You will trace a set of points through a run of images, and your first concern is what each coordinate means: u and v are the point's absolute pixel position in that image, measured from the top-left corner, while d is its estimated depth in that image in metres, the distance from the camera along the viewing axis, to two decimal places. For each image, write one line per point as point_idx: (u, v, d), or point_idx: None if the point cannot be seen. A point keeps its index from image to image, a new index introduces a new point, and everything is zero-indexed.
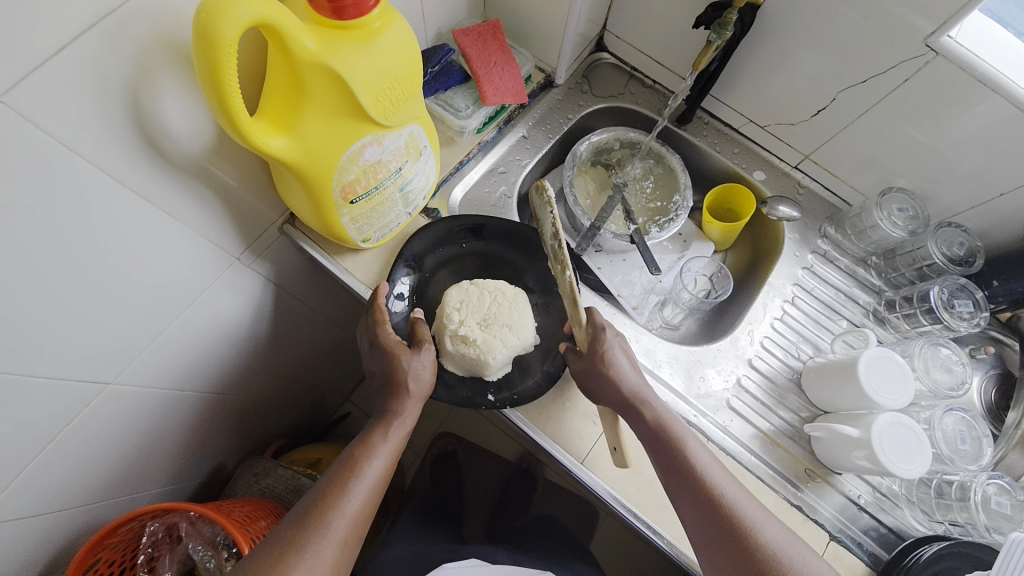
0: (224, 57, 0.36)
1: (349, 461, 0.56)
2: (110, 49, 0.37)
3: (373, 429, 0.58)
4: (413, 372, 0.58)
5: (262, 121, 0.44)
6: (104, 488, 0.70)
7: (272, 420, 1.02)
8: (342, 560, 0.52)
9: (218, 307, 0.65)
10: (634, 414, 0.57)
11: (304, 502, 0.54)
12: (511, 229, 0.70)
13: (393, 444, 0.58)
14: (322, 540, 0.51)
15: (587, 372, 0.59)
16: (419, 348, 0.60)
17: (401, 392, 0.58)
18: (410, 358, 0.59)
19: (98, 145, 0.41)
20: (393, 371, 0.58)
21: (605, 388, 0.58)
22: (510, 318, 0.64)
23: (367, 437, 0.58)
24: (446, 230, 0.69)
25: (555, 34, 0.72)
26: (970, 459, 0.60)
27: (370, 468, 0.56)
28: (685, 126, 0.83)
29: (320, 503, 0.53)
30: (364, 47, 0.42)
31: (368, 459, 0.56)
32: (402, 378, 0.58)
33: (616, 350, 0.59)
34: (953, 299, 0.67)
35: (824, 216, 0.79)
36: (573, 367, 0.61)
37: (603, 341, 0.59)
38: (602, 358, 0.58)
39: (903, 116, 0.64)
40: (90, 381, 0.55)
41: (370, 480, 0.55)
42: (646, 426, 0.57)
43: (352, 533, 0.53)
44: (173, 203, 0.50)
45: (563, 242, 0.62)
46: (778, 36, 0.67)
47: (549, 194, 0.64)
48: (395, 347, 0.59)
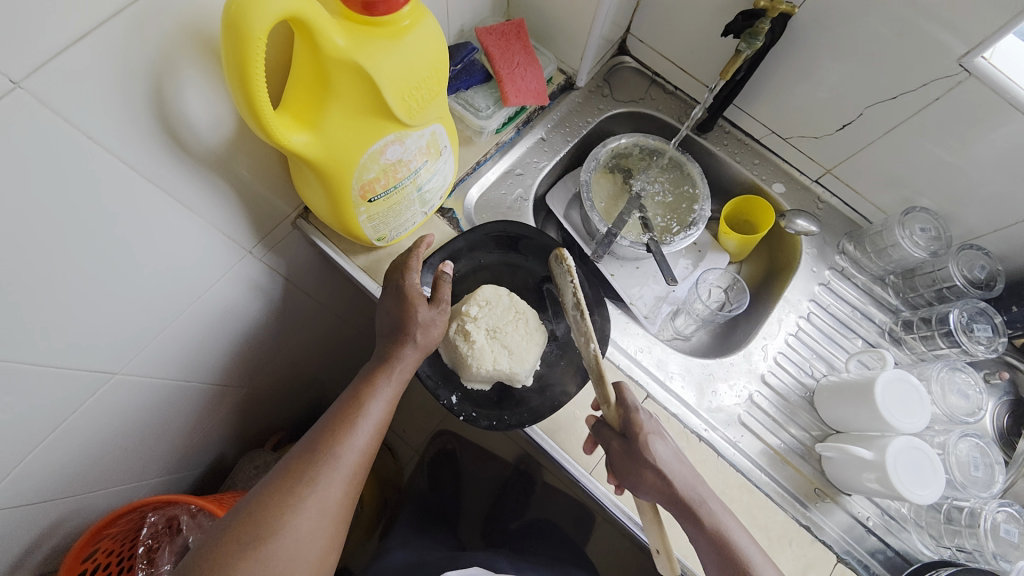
0: (253, 51, 0.35)
1: (349, 404, 0.54)
2: (134, 38, 0.36)
3: (374, 371, 0.56)
4: (419, 324, 0.56)
5: (285, 116, 0.43)
6: (105, 477, 0.69)
7: (274, 412, 1.02)
8: (343, 502, 0.52)
9: (227, 299, 0.65)
10: (689, 515, 0.53)
11: (303, 442, 0.53)
12: (546, 247, 0.68)
13: (395, 388, 0.56)
14: (321, 486, 0.50)
15: (629, 462, 0.55)
16: (436, 305, 0.58)
17: (406, 341, 0.56)
18: (423, 311, 0.57)
19: (117, 134, 0.40)
20: (402, 321, 0.56)
21: (649, 485, 0.54)
22: (515, 346, 0.62)
23: (367, 379, 0.56)
24: (475, 240, 0.67)
25: (580, 36, 0.70)
26: (982, 486, 0.59)
27: (370, 408, 0.54)
28: (706, 135, 0.82)
29: (318, 446, 0.52)
30: (392, 45, 0.41)
31: (367, 402, 0.54)
32: (409, 329, 0.56)
33: (655, 435, 0.56)
34: (972, 323, 0.66)
35: (843, 232, 0.78)
36: (611, 452, 0.57)
37: (637, 425, 0.56)
38: (643, 447, 0.55)
39: (930, 135, 0.63)
40: (96, 370, 0.54)
41: (369, 424, 0.54)
42: (702, 531, 0.53)
43: (353, 475, 0.52)
44: (189, 195, 0.49)
45: (585, 314, 0.57)
46: (806, 48, 0.65)
47: (569, 264, 0.61)
48: (413, 297, 0.56)
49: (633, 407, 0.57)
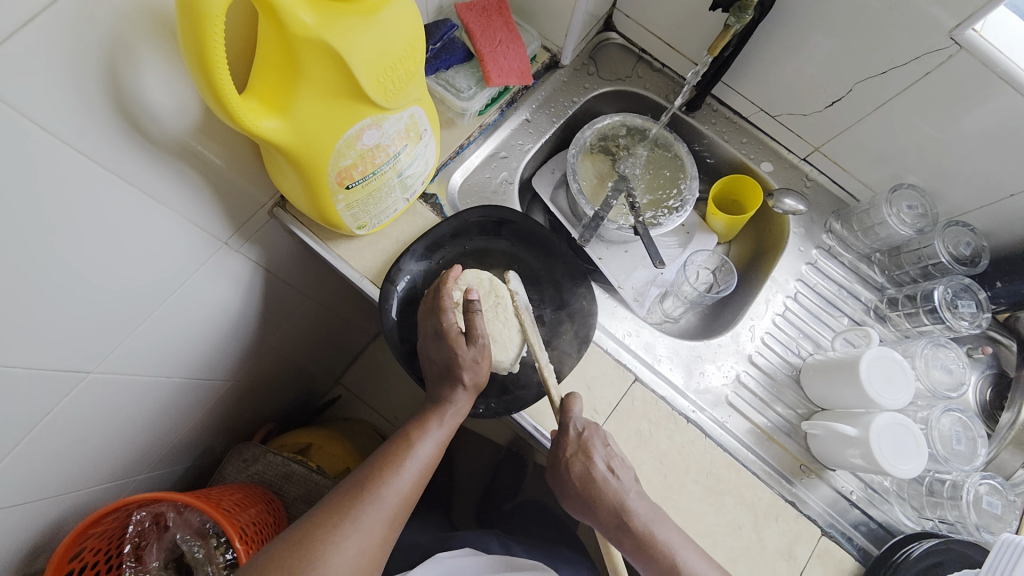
0: (213, 30, 0.32)
1: (402, 442, 0.55)
2: (83, 18, 0.34)
3: (427, 413, 0.57)
4: (471, 364, 0.56)
5: (253, 100, 0.41)
6: (88, 476, 0.68)
7: (262, 403, 1.00)
8: (388, 535, 0.52)
9: (204, 292, 0.63)
10: (619, 530, 0.55)
11: (356, 473, 0.54)
12: (533, 230, 0.67)
13: (445, 433, 0.57)
14: (371, 516, 0.50)
15: (554, 471, 0.59)
16: (474, 342, 0.57)
17: (458, 383, 0.57)
18: (465, 349, 0.56)
19: (73, 123, 0.37)
20: (451, 360, 0.56)
21: (581, 498, 0.58)
22: (496, 334, 0.62)
23: (421, 421, 0.57)
24: (462, 225, 0.66)
25: (564, 12, 0.68)
26: (965, 459, 0.61)
27: (421, 451, 0.55)
28: (694, 114, 0.80)
29: (372, 478, 0.52)
30: (365, 22, 0.39)
31: (420, 442, 0.55)
32: (459, 371, 0.56)
33: (581, 457, 0.56)
34: (956, 299, 0.67)
35: (830, 210, 0.77)
36: (550, 458, 0.61)
37: (564, 445, 0.57)
38: (563, 463, 0.57)
39: (919, 111, 0.62)
40: (68, 370, 0.52)
41: (421, 463, 0.55)
42: (625, 550, 0.55)
43: (399, 512, 0.52)
44: (155, 185, 0.47)
45: (530, 331, 0.62)
46: (796, 22, 0.64)
47: (512, 286, 0.64)
48: (454, 337, 0.56)
49: (570, 424, 0.57)
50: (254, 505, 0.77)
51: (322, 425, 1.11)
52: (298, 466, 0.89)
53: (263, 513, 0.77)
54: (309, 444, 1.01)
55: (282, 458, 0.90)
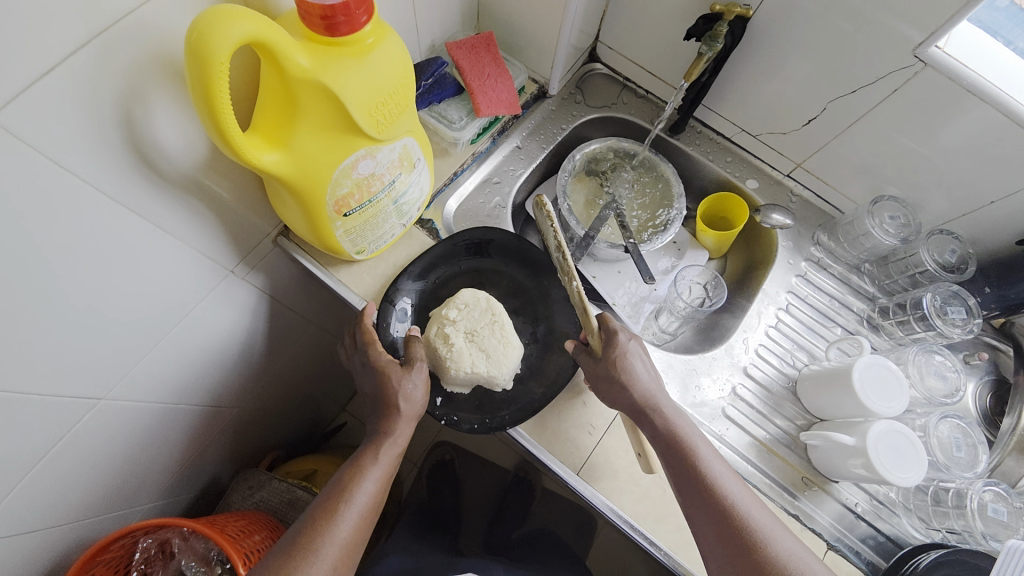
0: (215, 77, 0.36)
1: (341, 486, 0.55)
2: (102, 68, 0.37)
3: (364, 452, 0.58)
4: (406, 392, 0.58)
5: (255, 136, 0.44)
6: (96, 504, 0.69)
7: (267, 432, 1.02)
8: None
9: (212, 320, 0.65)
10: (648, 422, 0.56)
11: (297, 526, 0.54)
12: (519, 247, 0.70)
13: (384, 467, 0.57)
14: (312, 569, 0.50)
15: (597, 373, 0.59)
16: (413, 367, 0.59)
17: (392, 414, 0.57)
18: (402, 377, 0.58)
19: (90, 162, 0.41)
20: (386, 391, 0.58)
21: (611, 393, 0.58)
22: (490, 349, 0.63)
23: (358, 460, 0.57)
24: (447, 249, 0.68)
25: (549, 45, 0.72)
26: (966, 467, 0.60)
27: (361, 491, 0.55)
28: (678, 136, 0.83)
29: (310, 530, 0.52)
30: (356, 63, 0.42)
31: (359, 484, 0.55)
32: (391, 399, 0.57)
33: (628, 356, 0.58)
34: (945, 306, 0.67)
35: (817, 223, 0.79)
36: (585, 367, 0.60)
37: (614, 346, 0.58)
38: (613, 362, 0.57)
39: (892, 125, 0.65)
40: (82, 397, 0.55)
41: (361, 505, 0.55)
42: (658, 434, 0.56)
43: (343, 556, 0.52)
44: (166, 218, 0.50)
45: (568, 256, 0.63)
46: (768, 46, 0.67)
47: (549, 210, 0.65)
48: (384, 366, 0.58)
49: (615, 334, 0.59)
50: (258, 531, 0.77)
51: (327, 453, 1.11)
52: (304, 492, 0.90)
53: (267, 540, 0.77)
54: (314, 471, 1.01)
55: (288, 484, 0.91)
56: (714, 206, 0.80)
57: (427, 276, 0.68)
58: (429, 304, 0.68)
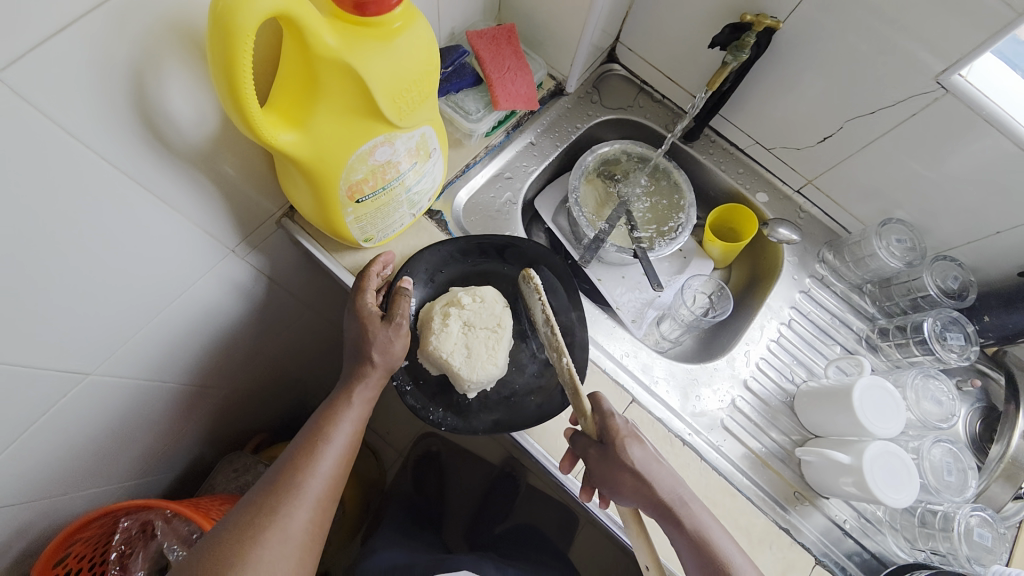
0: (239, 49, 0.34)
1: (315, 431, 0.54)
2: (117, 33, 0.36)
3: (337, 396, 0.56)
4: (382, 344, 0.56)
5: (272, 114, 0.42)
6: (76, 481, 0.67)
7: (253, 415, 1.00)
8: (319, 522, 0.52)
9: (209, 299, 0.63)
10: (671, 520, 0.53)
11: (274, 468, 0.53)
12: (534, 255, 0.68)
13: (359, 410, 0.56)
14: (293, 508, 0.50)
15: (604, 466, 0.56)
16: (391, 322, 0.56)
17: (368, 361, 0.56)
18: (380, 330, 0.56)
19: (98, 130, 0.39)
20: (364, 342, 0.56)
21: (624, 489, 0.55)
22: (474, 351, 0.61)
23: (332, 403, 0.56)
24: (463, 247, 0.67)
25: (570, 42, 0.71)
26: (955, 490, 0.61)
27: (337, 436, 0.54)
28: (692, 143, 0.83)
29: (287, 472, 0.52)
30: (383, 46, 0.41)
31: (335, 426, 0.55)
32: (369, 349, 0.55)
33: (633, 442, 0.56)
34: (945, 331, 0.69)
35: (823, 240, 0.79)
36: (591, 462, 0.57)
37: (616, 431, 0.56)
38: (620, 452, 0.55)
39: (905, 149, 0.65)
40: (71, 371, 0.53)
41: (338, 449, 0.54)
42: (685, 535, 0.53)
43: (322, 499, 0.52)
44: (171, 192, 0.48)
45: (557, 331, 0.60)
46: (790, 61, 0.67)
47: (536, 283, 0.63)
48: (367, 317, 0.57)
49: (613, 416, 0.57)
50: None
51: None
52: None
53: None
54: None
55: None
56: (725, 217, 0.80)
57: (449, 259, 0.67)
58: (436, 275, 0.67)
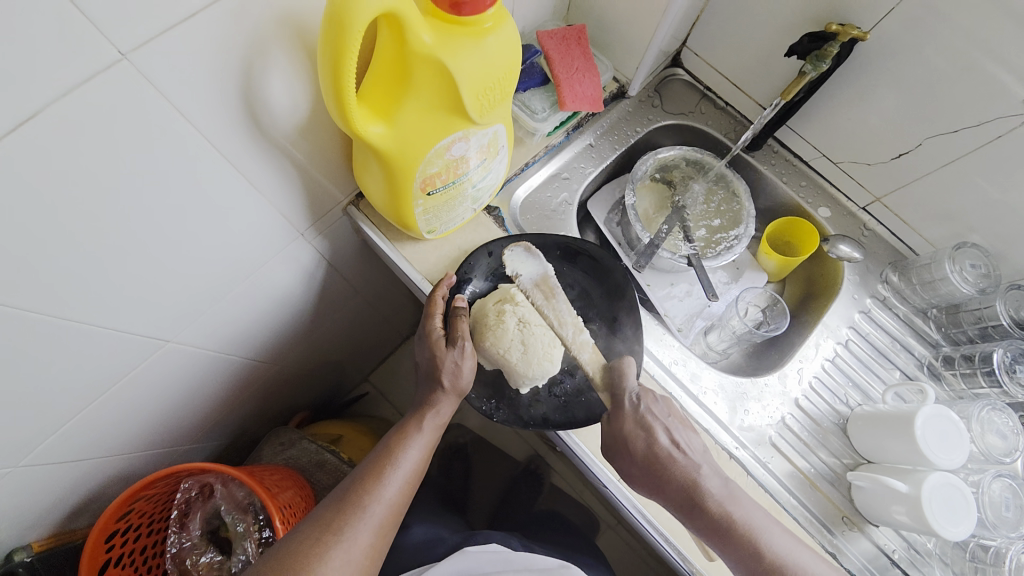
0: (348, 44, 0.36)
1: (386, 452, 0.58)
2: (233, 23, 0.38)
3: (409, 422, 0.60)
4: (451, 369, 0.59)
5: (363, 106, 0.44)
6: (139, 441, 0.71)
7: (297, 393, 1.04)
8: (377, 546, 0.53)
9: (275, 278, 0.66)
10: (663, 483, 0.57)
11: (345, 483, 0.56)
12: (604, 263, 0.69)
13: (427, 438, 0.60)
14: (359, 524, 0.52)
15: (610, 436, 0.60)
16: (454, 345, 0.59)
17: (438, 387, 0.60)
18: (445, 354, 0.59)
19: (204, 113, 0.41)
20: (435, 366, 0.59)
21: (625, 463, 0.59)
22: (533, 348, 0.63)
23: (403, 427, 0.60)
24: (540, 244, 0.68)
25: (639, 45, 0.71)
26: (1012, 527, 0.58)
27: (406, 460, 0.57)
28: (754, 153, 0.81)
29: (357, 487, 0.55)
30: (474, 44, 0.42)
31: (404, 450, 0.58)
32: (440, 374, 0.59)
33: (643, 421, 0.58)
34: (1015, 363, 0.65)
35: (887, 261, 0.77)
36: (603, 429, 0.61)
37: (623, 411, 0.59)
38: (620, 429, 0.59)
39: (987, 171, 0.62)
40: (153, 337, 0.56)
41: (405, 471, 0.57)
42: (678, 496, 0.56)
43: (386, 521, 0.54)
44: (258, 175, 0.51)
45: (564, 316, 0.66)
46: (867, 74, 0.65)
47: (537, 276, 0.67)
48: (434, 341, 0.60)
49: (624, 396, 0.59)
50: (289, 489, 0.79)
51: (349, 419, 1.13)
52: (333, 456, 0.92)
53: (296, 498, 0.79)
54: (339, 437, 1.03)
55: (317, 446, 0.93)
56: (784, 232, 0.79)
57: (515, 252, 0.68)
58: (498, 271, 0.68)
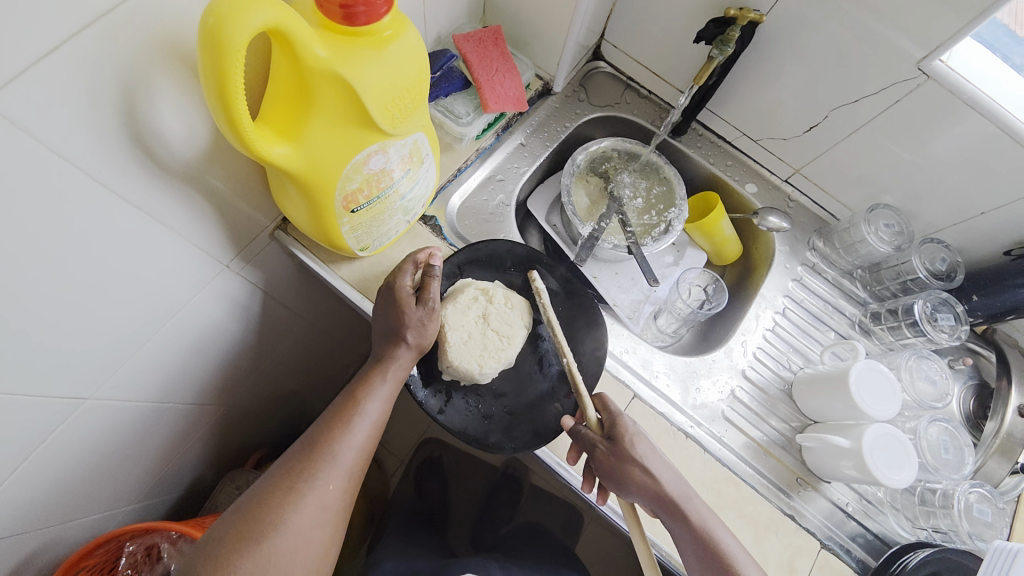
0: (232, 66, 0.34)
1: (349, 402, 0.56)
2: (106, 52, 0.35)
3: (370, 371, 0.57)
4: (414, 327, 0.57)
5: (265, 128, 0.42)
6: (77, 507, 0.66)
7: (253, 429, 0.99)
8: (349, 489, 0.54)
9: (204, 316, 0.62)
10: (674, 514, 0.54)
11: (306, 436, 0.55)
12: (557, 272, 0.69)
13: (392, 386, 0.57)
14: (327, 475, 0.52)
15: (610, 461, 0.56)
16: (423, 305, 0.57)
17: (400, 343, 0.57)
18: (412, 311, 0.57)
19: (88, 152, 0.38)
20: (397, 321, 0.57)
21: (629, 484, 0.55)
22: (469, 341, 0.61)
23: (366, 377, 0.57)
24: (496, 249, 0.69)
25: (557, 41, 0.71)
26: (953, 468, 0.62)
27: (370, 408, 0.55)
28: (681, 138, 0.84)
29: (319, 439, 0.53)
30: (375, 55, 0.41)
31: (367, 399, 0.56)
32: (403, 331, 0.57)
33: (642, 440, 0.57)
34: (936, 312, 0.70)
35: (813, 229, 0.81)
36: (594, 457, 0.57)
37: (621, 429, 0.57)
38: (628, 445, 0.56)
39: (890, 135, 0.66)
40: (68, 396, 0.52)
41: (371, 418, 0.55)
42: (688, 529, 0.53)
43: (356, 465, 0.54)
44: (163, 210, 0.47)
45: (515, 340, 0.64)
46: (773, 53, 0.68)
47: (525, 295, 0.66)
48: (403, 298, 0.57)
49: (619, 415, 0.59)
50: None
51: None
52: None
53: None
54: None
55: None
56: (693, 209, 0.82)
57: (498, 260, 0.69)
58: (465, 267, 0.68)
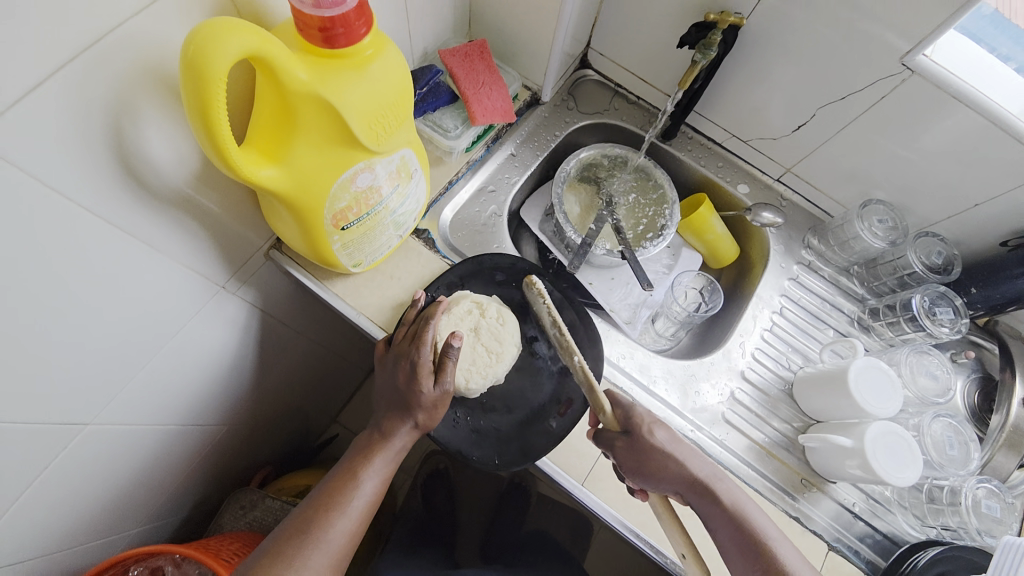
0: (214, 93, 0.35)
1: (348, 476, 0.56)
2: (89, 84, 0.36)
3: (371, 444, 0.58)
4: (429, 403, 0.57)
5: (252, 151, 0.43)
6: (81, 533, 0.66)
7: (258, 447, 0.99)
8: (335, 574, 0.52)
9: (202, 338, 0.63)
10: (706, 495, 0.56)
11: (309, 502, 0.55)
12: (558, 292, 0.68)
13: (391, 463, 0.58)
14: (319, 556, 0.51)
15: (630, 452, 0.58)
16: (439, 384, 0.56)
17: (409, 416, 0.57)
18: (428, 387, 0.56)
19: (77, 182, 0.39)
20: (413, 397, 0.57)
21: (655, 474, 0.57)
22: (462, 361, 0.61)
23: (367, 450, 0.57)
24: (499, 262, 0.69)
25: (542, 52, 0.72)
26: (959, 464, 0.61)
27: (367, 485, 0.56)
28: (670, 141, 0.84)
29: (322, 507, 0.54)
30: (356, 75, 0.42)
31: (366, 476, 0.56)
32: (417, 408, 0.57)
33: (660, 425, 0.60)
34: (934, 306, 0.69)
35: (807, 227, 0.81)
36: (616, 454, 0.58)
37: (639, 418, 0.60)
38: (648, 433, 0.58)
39: (877, 129, 0.66)
40: (68, 423, 0.52)
41: (367, 496, 0.55)
42: (720, 509, 0.55)
43: (346, 548, 0.53)
44: (156, 235, 0.48)
45: (506, 356, 0.63)
46: (756, 54, 0.68)
47: (539, 288, 0.64)
48: (422, 374, 0.56)
49: (633, 407, 0.61)
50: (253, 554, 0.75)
51: (319, 466, 1.09)
52: None
53: None
54: (307, 487, 0.99)
55: (281, 502, 0.89)
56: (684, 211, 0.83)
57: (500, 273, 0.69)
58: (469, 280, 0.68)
